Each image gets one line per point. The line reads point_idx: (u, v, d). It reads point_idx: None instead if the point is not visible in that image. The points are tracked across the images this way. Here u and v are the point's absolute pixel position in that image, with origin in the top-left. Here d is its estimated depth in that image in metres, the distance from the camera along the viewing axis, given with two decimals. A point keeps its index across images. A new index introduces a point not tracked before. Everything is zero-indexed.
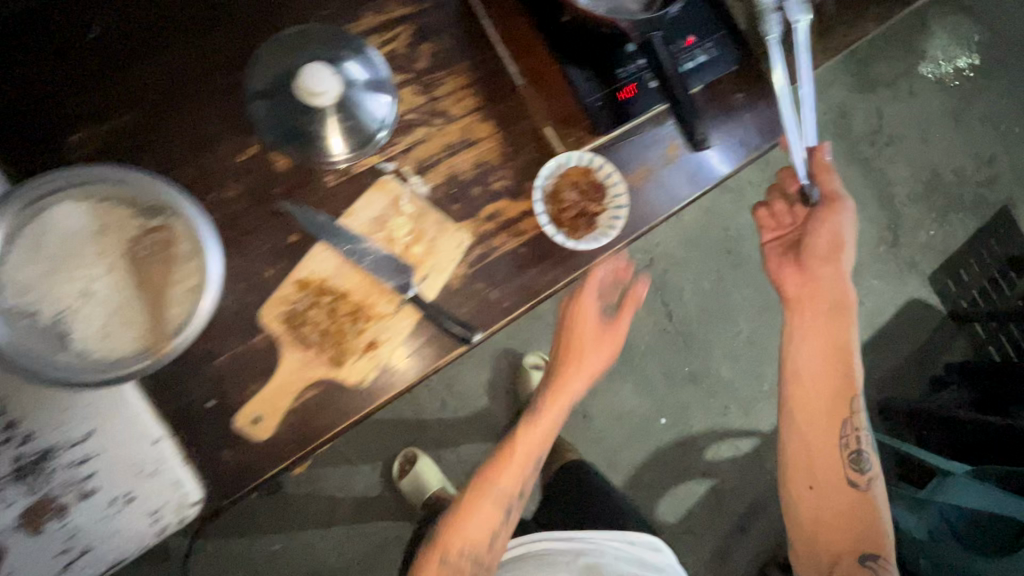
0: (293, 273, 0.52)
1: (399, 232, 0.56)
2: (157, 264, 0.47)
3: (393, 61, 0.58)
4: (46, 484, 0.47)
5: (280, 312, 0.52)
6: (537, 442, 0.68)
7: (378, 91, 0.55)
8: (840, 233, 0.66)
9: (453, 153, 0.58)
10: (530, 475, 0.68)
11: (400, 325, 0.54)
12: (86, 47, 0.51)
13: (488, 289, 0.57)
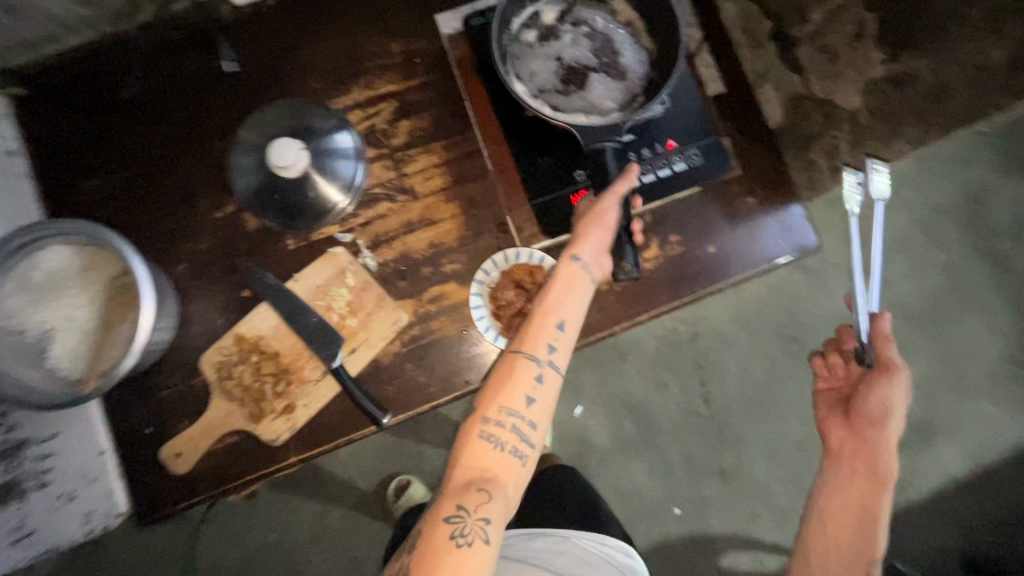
0: (235, 329, 0.57)
1: (338, 302, 0.58)
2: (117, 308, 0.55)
3: (370, 135, 0.60)
4: None
5: (215, 362, 0.56)
6: (520, 406, 0.49)
7: (345, 161, 0.57)
8: (893, 405, 0.54)
9: (410, 231, 0.59)
10: (521, 441, 0.48)
11: (321, 394, 0.56)
12: (117, 106, 0.60)
13: (416, 372, 0.57)
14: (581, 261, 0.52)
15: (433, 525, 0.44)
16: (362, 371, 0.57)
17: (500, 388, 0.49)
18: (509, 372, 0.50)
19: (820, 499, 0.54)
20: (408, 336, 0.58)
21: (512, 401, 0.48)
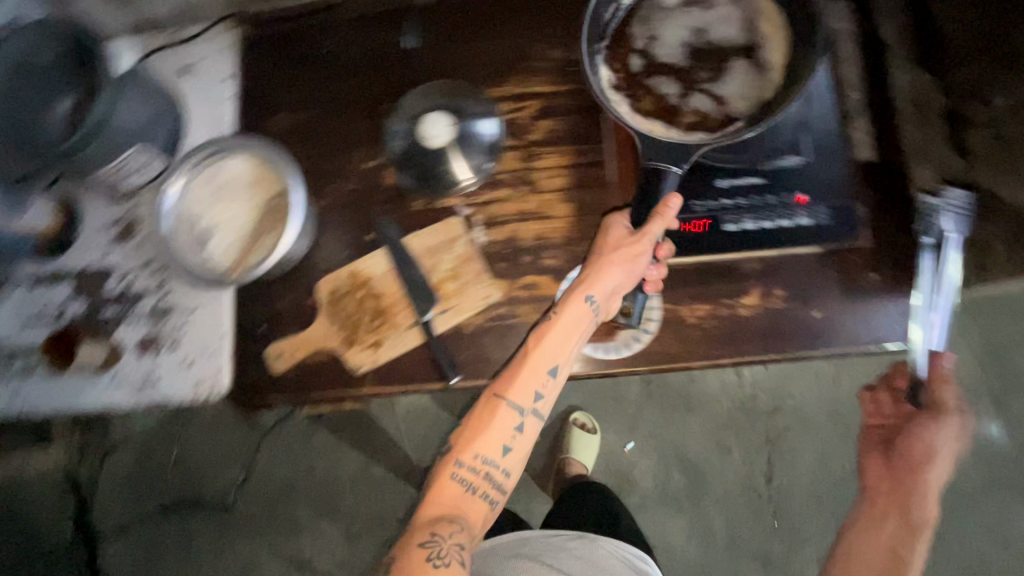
0: (353, 266, 0.64)
1: (443, 266, 0.63)
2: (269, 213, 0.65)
3: (512, 125, 0.65)
4: (160, 327, 0.68)
5: (330, 287, 0.64)
6: (495, 455, 0.56)
7: (485, 145, 0.64)
8: (937, 450, 0.57)
9: (524, 219, 0.63)
10: (490, 485, 0.56)
11: (406, 340, 0.62)
12: (313, 57, 0.71)
13: (495, 348, 0.61)
14: (591, 301, 0.57)
15: (408, 551, 0.51)
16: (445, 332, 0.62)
17: (481, 429, 0.56)
18: (493, 415, 0.56)
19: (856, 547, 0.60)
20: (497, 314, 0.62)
21: (489, 445, 0.56)
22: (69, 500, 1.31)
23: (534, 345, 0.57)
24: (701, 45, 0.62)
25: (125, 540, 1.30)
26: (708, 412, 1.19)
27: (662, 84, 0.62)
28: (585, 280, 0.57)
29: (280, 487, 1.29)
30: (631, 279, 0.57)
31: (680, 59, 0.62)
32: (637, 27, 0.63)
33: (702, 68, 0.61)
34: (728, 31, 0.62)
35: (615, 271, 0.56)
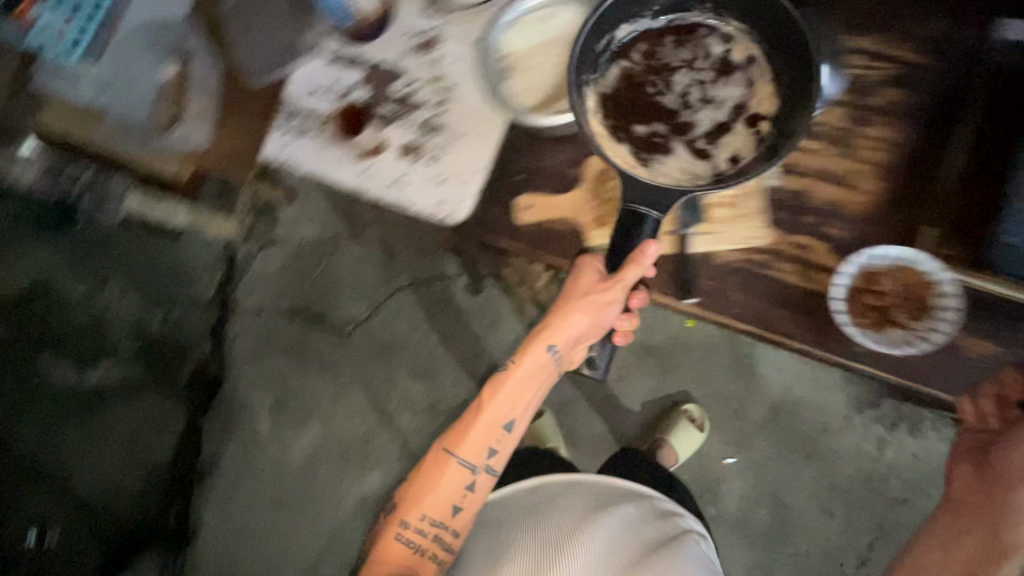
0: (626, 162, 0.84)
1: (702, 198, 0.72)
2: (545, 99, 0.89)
3: None
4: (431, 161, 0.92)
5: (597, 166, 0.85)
6: (443, 510, 0.87)
7: None
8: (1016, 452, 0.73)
9: None
10: (436, 534, 0.87)
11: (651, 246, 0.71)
12: None
13: None
14: (555, 352, 0.85)
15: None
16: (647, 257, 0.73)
17: (427, 490, 0.88)
18: (444, 468, 0.87)
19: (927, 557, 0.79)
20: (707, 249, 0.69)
21: (437, 503, 0.87)
22: (222, 265, 1.46)
23: (485, 410, 0.87)
24: (712, 112, 0.85)
25: (258, 318, 1.45)
26: (828, 470, 1.12)
27: (638, 98, 0.86)
28: (546, 333, 0.85)
29: (381, 342, 1.38)
30: (589, 324, 0.82)
31: (674, 103, 0.85)
32: (641, 46, 0.87)
33: (679, 107, 0.85)
34: (693, 74, 0.86)
35: (574, 326, 0.83)
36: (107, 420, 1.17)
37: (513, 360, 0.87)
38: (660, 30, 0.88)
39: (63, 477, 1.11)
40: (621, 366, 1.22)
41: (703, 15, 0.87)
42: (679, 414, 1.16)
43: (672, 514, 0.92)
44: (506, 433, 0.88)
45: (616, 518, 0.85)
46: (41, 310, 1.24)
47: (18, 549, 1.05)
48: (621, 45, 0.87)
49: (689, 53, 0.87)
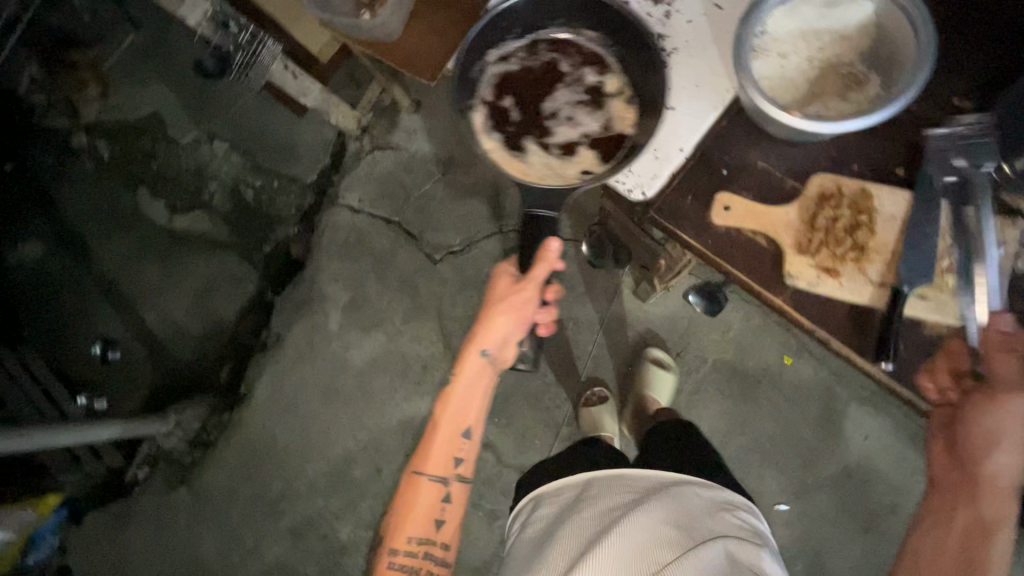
0: (865, 183, 0.62)
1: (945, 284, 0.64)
2: (838, 82, 0.57)
3: None
4: None
5: (818, 187, 0.62)
6: (427, 527, 0.84)
7: None
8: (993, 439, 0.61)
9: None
10: (416, 554, 0.82)
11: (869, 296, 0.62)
12: None
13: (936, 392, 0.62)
14: (486, 354, 0.87)
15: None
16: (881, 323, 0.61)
17: (409, 511, 0.85)
18: (421, 488, 0.86)
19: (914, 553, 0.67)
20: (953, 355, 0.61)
21: (417, 522, 0.84)
22: (328, 153, 1.52)
23: (442, 422, 0.88)
24: (540, 150, 0.78)
25: (354, 218, 1.43)
26: (881, 547, 1.09)
27: (516, 104, 0.79)
28: (476, 342, 0.86)
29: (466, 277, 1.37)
30: (517, 323, 0.86)
31: (534, 111, 0.79)
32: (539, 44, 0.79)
33: (538, 123, 0.78)
34: (575, 103, 0.78)
35: (493, 331, 0.86)
36: (184, 265, 1.54)
37: (453, 375, 0.88)
38: (516, 55, 0.79)
39: (136, 309, 1.54)
40: (701, 375, 1.19)
41: (559, 28, 0.78)
42: (646, 359, 1.18)
43: (726, 508, 0.76)
44: (468, 439, 0.88)
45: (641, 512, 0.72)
46: (148, 144, 1.57)
47: (92, 354, 1.52)
48: (504, 73, 0.78)
49: (524, 71, 0.79)
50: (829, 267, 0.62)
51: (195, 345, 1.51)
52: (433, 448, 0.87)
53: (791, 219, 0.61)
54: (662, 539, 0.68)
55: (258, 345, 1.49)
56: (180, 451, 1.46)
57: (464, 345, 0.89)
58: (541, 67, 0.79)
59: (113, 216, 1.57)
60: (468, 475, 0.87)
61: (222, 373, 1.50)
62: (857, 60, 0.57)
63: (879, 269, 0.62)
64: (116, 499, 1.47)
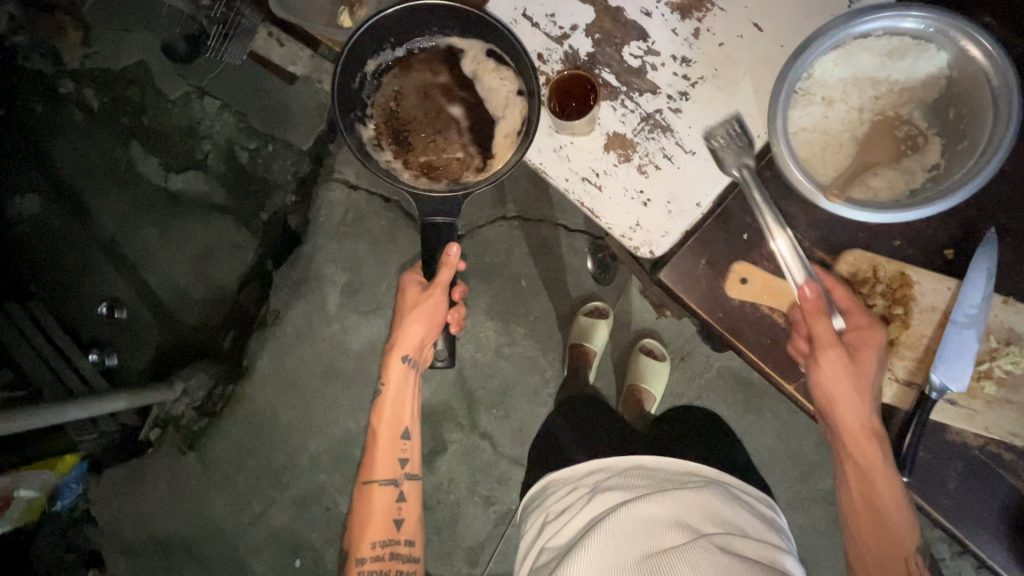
0: (906, 267, 0.56)
1: (980, 391, 0.57)
2: (888, 145, 0.52)
3: None
4: (645, 140, 0.57)
5: (850, 269, 0.57)
6: (387, 530, 0.87)
7: None
8: (838, 394, 0.54)
9: None
10: (391, 549, 0.87)
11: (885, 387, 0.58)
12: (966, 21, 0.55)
13: (943, 493, 0.57)
14: (406, 359, 0.85)
15: None
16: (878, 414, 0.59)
17: (368, 522, 0.87)
18: (373, 497, 0.88)
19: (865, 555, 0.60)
20: (946, 446, 0.58)
21: (378, 527, 0.87)
22: (324, 117, 1.36)
23: (382, 434, 0.88)
24: (438, 155, 0.78)
25: (350, 195, 1.35)
26: None
27: (411, 115, 0.79)
28: (399, 347, 0.84)
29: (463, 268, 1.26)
30: (428, 329, 0.81)
31: (430, 124, 0.79)
32: (424, 49, 0.76)
33: (432, 130, 0.78)
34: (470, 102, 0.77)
35: (410, 336, 0.82)
36: (185, 226, 1.40)
37: (382, 385, 0.89)
38: (397, 66, 0.77)
39: (139, 270, 1.42)
40: (704, 379, 1.16)
41: (434, 37, 0.75)
42: (637, 349, 1.17)
43: (733, 504, 0.74)
44: (408, 441, 0.89)
45: (661, 500, 0.71)
46: (137, 96, 1.39)
47: (97, 313, 1.40)
48: (393, 88, 0.78)
49: (414, 83, 0.78)
50: None
51: (199, 311, 1.41)
52: (379, 457, 0.88)
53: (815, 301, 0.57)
54: (667, 530, 0.67)
55: (259, 316, 1.38)
56: (190, 417, 1.40)
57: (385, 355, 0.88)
58: (429, 75, 0.77)
59: (106, 170, 1.41)
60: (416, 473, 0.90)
61: (227, 340, 1.41)
62: (916, 119, 0.51)
63: (906, 367, 0.57)
64: (135, 457, 1.40)
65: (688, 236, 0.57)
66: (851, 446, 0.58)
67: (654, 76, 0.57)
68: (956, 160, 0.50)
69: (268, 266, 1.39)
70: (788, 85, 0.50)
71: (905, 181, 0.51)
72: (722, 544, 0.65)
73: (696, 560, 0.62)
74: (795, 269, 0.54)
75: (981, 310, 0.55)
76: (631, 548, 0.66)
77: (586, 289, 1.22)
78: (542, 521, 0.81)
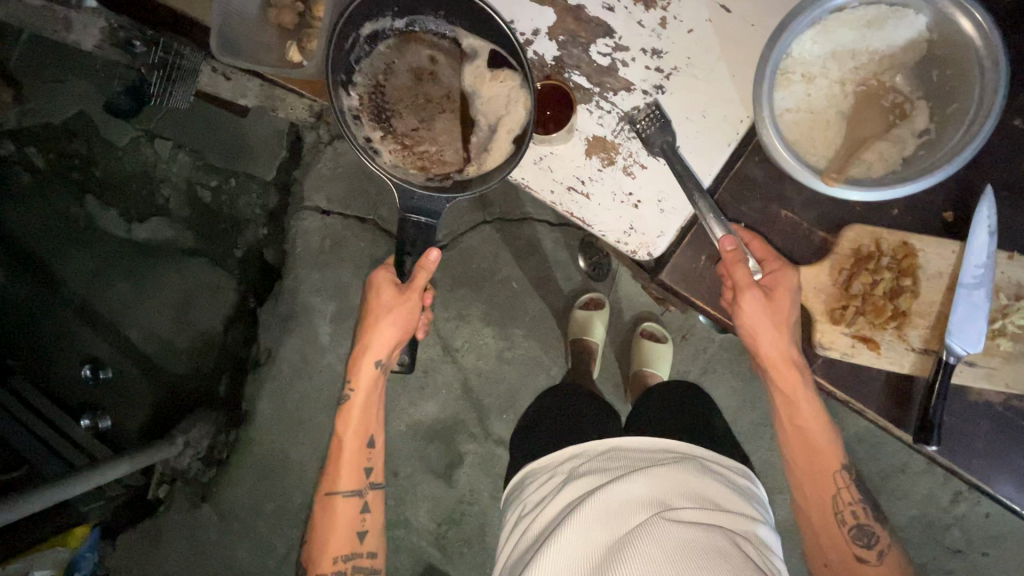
0: (908, 236, 0.56)
1: (996, 348, 0.57)
2: (878, 117, 0.51)
3: None
4: (626, 140, 0.56)
5: (854, 245, 0.56)
6: (349, 543, 0.72)
7: None
8: (756, 331, 0.56)
9: None
10: (355, 566, 0.72)
11: (904, 358, 0.57)
12: None
13: (977, 456, 0.57)
14: (380, 365, 0.70)
15: None
16: (896, 384, 0.58)
17: (329, 536, 0.72)
18: (335, 511, 0.72)
19: (795, 466, 0.68)
20: (969, 408, 0.58)
21: (341, 539, 0.72)
22: (283, 143, 1.31)
23: (346, 441, 0.72)
24: (421, 145, 0.67)
25: (324, 221, 1.30)
26: (891, 506, 1.11)
27: (398, 96, 0.68)
28: (368, 350, 0.69)
29: (453, 280, 1.23)
30: (403, 334, 0.69)
31: (416, 115, 0.68)
32: (426, 30, 0.67)
33: (418, 117, 0.68)
34: (465, 98, 0.67)
35: (380, 338, 0.68)
36: (156, 275, 1.35)
37: (349, 391, 0.72)
38: (394, 40, 0.67)
39: (116, 327, 1.36)
40: (708, 354, 1.17)
41: (440, 24, 0.66)
42: (639, 333, 1.17)
43: (718, 475, 0.65)
44: (375, 448, 0.74)
45: (632, 484, 0.60)
46: (84, 148, 1.32)
47: (81, 377, 1.35)
48: (382, 64, 0.68)
49: (408, 62, 0.68)
50: (866, 336, 0.58)
51: (186, 360, 1.36)
52: (343, 465, 0.72)
53: (822, 282, 0.58)
54: (642, 514, 0.58)
55: (251, 357, 1.34)
56: (196, 470, 1.35)
57: (352, 355, 0.71)
58: (424, 57, 0.67)
59: (64, 230, 1.35)
60: (382, 481, 0.76)
61: (221, 385, 1.35)
62: (900, 85, 0.51)
63: (922, 336, 0.57)
64: (146, 517, 1.36)
65: (685, 231, 0.57)
66: (775, 375, 0.60)
67: (629, 75, 0.55)
68: (948, 130, 0.50)
69: (251, 305, 1.35)
70: (772, 70, 0.49)
71: (898, 151, 0.50)
72: (703, 524, 0.57)
73: (676, 561, 0.52)
74: (713, 223, 0.53)
75: (988, 268, 0.55)
76: (603, 539, 0.57)
77: (580, 281, 1.21)
78: (514, 519, 0.70)
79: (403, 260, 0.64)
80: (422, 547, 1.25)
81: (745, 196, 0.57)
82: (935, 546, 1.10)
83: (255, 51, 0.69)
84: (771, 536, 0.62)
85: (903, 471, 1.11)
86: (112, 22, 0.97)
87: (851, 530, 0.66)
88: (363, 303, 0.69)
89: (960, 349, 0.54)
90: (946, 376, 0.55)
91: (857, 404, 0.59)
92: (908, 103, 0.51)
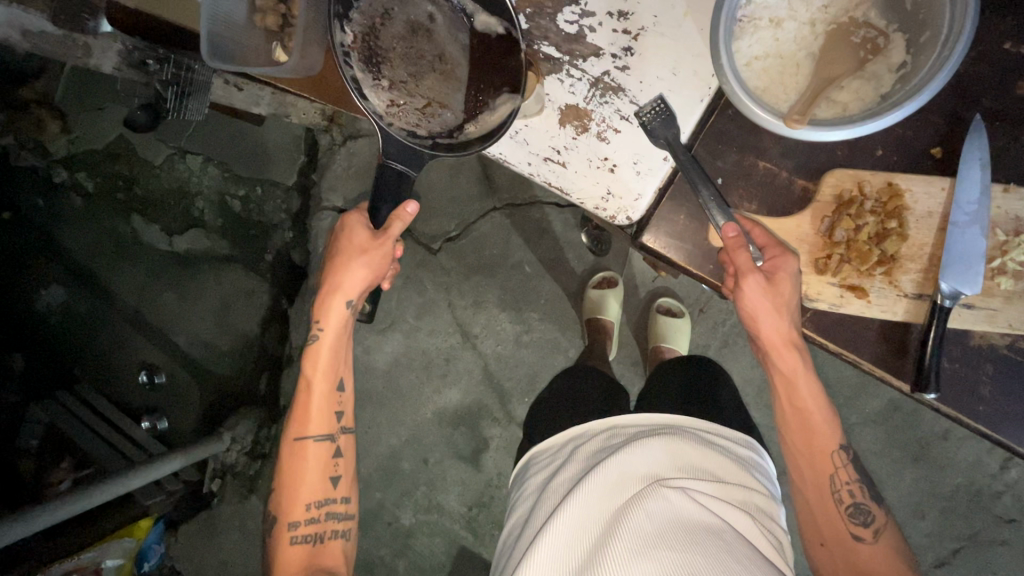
0: (891, 177, 0.56)
1: (996, 289, 0.57)
2: (848, 52, 0.51)
3: None
4: (599, 105, 0.59)
5: (835, 190, 0.57)
6: (323, 489, 0.75)
7: None
8: (758, 310, 0.58)
9: None
10: (331, 512, 0.76)
11: (895, 304, 0.58)
12: None
13: (984, 404, 0.56)
14: (352, 304, 0.71)
15: (284, 546, 0.73)
16: (890, 335, 0.58)
17: (299, 481, 0.75)
18: (306, 455, 0.75)
19: (791, 446, 0.66)
20: (975, 354, 0.57)
21: (314, 485, 0.75)
22: (302, 148, 1.38)
23: (316, 385, 0.75)
24: (409, 100, 0.69)
25: None
26: (933, 475, 1.06)
27: (391, 45, 0.68)
28: (341, 290, 0.70)
29: (468, 269, 1.25)
30: (375, 278, 0.71)
31: (409, 70, 0.69)
32: None
33: (408, 71, 0.68)
34: (457, 59, 0.68)
35: (352, 278, 0.69)
36: (197, 285, 1.43)
37: (318, 329, 0.73)
38: None
39: (163, 335, 1.45)
40: (725, 325, 1.16)
41: None
42: (655, 310, 1.15)
43: (720, 448, 0.65)
44: (345, 393, 0.77)
45: (626, 460, 0.60)
46: (125, 170, 1.41)
47: (138, 383, 1.44)
48: (381, 8, 0.67)
49: (406, 14, 0.68)
50: (855, 285, 0.58)
51: (227, 361, 1.43)
52: (313, 408, 0.75)
53: (806, 232, 0.59)
54: (639, 490, 0.57)
55: (285, 354, 1.40)
56: (243, 464, 1.42)
57: (323, 297, 0.72)
58: (423, 13, 0.67)
59: (114, 245, 1.44)
60: (353, 426, 0.79)
61: (261, 384, 1.41)
62: (872, 19, 0.50)
63: (914, 280, 0.58)
64: (201, 510, 1.43)
65: (659, 194, 0.59)
66: (774, 357, 0.61)
67: (598, 41, 0.58)
68: (923, 58, 0.49)
69: (282, 305, 1.40)
70: (729, 17, 0.50)
71: (874, 88, 0.50)
72: (699, 501, 0.56)
73: (668, 536, 0.51)
74: (715, 212, 0.55)
75: (977, 206, 0.54)
76: (600, 515, 0.57)
77: (592, 262, 1.22)
78: (518, 503, 0.71)
79: (379, 208, 0.67)
80: (455, 530, 1.28)
81: (722, 153, 0.58)
82: (981, 514, 1.05)
83: (246, 55, 0.73)
84: (782, 514, 0.62)
85: (942, 437, 1.05)
86: (128, 45, 1.07)
87: (847, 508, 0.65)
88: (333, 246, 0.70)
89: (957, 289, 0.54)
90: (941, 320, 0.55)
91: (856, 359, 0.59)
92: (880, 36, 0.50)
